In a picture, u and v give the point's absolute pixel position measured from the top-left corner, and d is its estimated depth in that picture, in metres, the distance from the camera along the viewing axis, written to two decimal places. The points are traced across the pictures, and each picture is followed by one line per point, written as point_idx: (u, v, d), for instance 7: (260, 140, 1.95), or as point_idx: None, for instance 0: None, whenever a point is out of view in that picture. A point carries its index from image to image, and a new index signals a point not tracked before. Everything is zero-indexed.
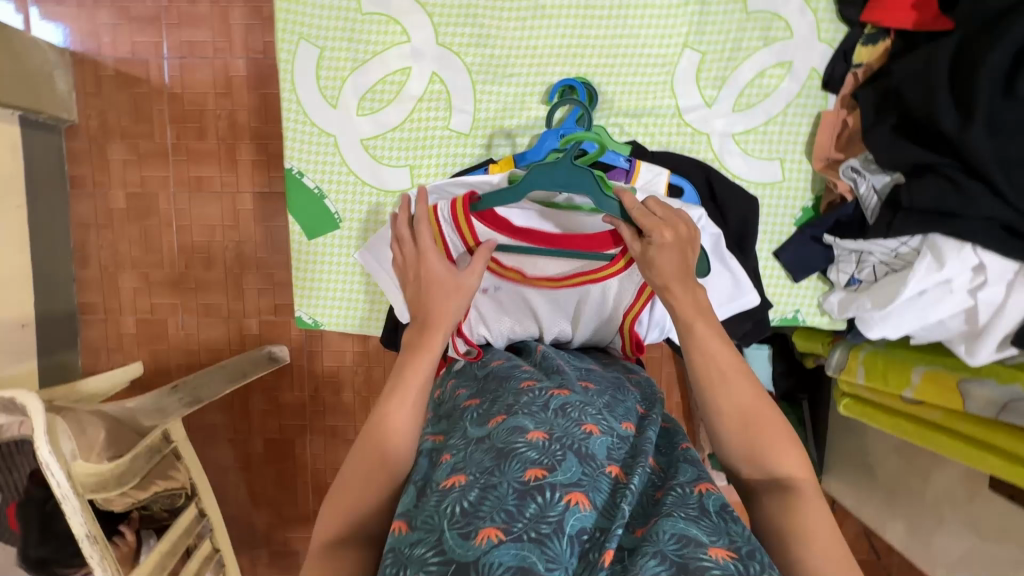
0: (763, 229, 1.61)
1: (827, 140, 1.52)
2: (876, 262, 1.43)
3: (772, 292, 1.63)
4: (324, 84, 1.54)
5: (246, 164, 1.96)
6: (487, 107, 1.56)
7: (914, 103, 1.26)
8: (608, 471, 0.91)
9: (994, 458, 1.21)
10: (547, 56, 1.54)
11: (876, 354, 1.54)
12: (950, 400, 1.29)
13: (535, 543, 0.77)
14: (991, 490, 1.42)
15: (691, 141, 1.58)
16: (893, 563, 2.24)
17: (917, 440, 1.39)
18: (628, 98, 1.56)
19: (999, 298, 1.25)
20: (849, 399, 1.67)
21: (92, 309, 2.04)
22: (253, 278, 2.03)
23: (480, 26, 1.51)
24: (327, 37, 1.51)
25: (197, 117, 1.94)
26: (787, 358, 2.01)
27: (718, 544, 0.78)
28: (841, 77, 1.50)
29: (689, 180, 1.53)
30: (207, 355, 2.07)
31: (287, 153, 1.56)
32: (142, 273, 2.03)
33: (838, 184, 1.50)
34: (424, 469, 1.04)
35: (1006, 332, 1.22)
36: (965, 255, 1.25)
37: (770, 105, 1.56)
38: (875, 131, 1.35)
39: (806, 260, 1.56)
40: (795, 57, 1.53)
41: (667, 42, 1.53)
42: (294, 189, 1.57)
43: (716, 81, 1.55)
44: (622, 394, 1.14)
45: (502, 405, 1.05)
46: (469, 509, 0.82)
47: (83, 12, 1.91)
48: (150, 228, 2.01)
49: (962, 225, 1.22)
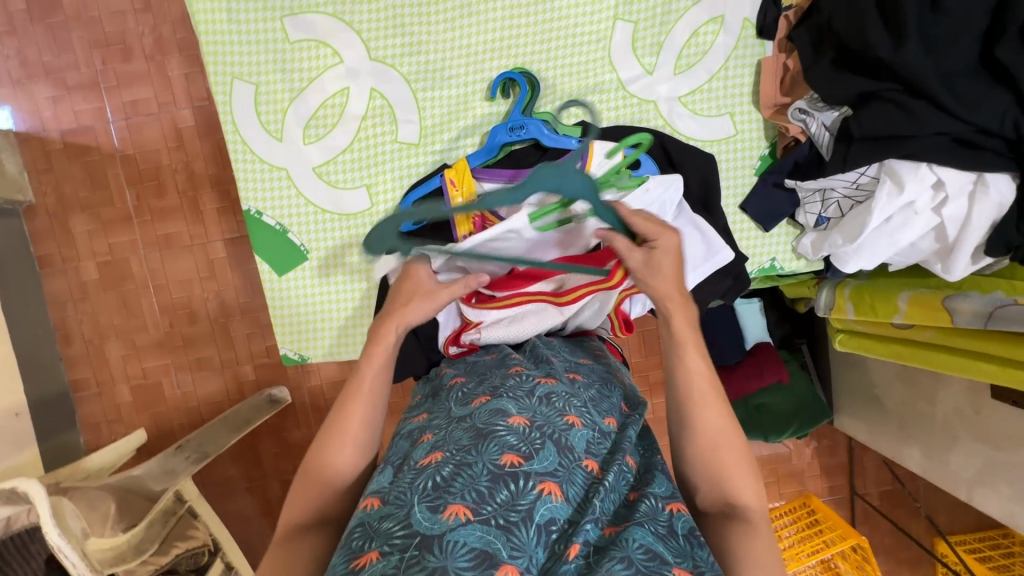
0: (725, 185, 1.52)
1: (770, 88, 1.43)
2: (840, 198, 1.36)
3: (745, 246, 1.54)
4: (266, 118, 1.45)
5: (209, 212, 2.12)
6: (433, 113, 1.47)
7: (845, 35, 1.20)
8: (587, 464, 0.92)
9: (989, 364, 1.21)
10: (480, 53, 1.43)
11: (861, 287, 1.50)
12: (938, 319, 1.26)
13: (502, 529, 0.78)
14: (995, 399, 1.40)
15: (639, 110, 1.48)
16: (920, 489, 2.21)
17: (914, 362, 1.37)
18: (568, 79, 1.46)
19: (964, 211, 1.20)
20: (843, 334, 1.63)
21: (83, 385, 2.18)
22: (240, 323, 2.16)
23: (408, 34, 1.41)
24: (260, 71, 1.42)
25: (156, 174, 2.10)
26: (778, 308, 1.94)
27: (681, 565, 0.83)
28: (774, 22, 1.41)
29: (643, 148, 1.46)
30: (207, 409, 2.19)
31: (241, 194, 1.48)
32: (128, 339, 2.17)
33: (788, 128, 1.40)
34: (402, 441, 1.05)
35: (976, 243, 1.19)
36: (923, 174, 1.19)
37: (710, 62, 1.46)
38: (815, 68, 1.27)
39: (772, 208, 1.47)
40: (726, 10, 1.43)
41: (597, 17, 1.42)
42: (257, 228, 1.50)
43: (653, 47, 1.45)
44: (609, 389, 1.14)
45: (487, 389, 1.05)
46: (443, 485, 0.82)
47: (20, 91, 2.05)
48: (127, 293, 2.15)
49: (916, 145, 1.17)
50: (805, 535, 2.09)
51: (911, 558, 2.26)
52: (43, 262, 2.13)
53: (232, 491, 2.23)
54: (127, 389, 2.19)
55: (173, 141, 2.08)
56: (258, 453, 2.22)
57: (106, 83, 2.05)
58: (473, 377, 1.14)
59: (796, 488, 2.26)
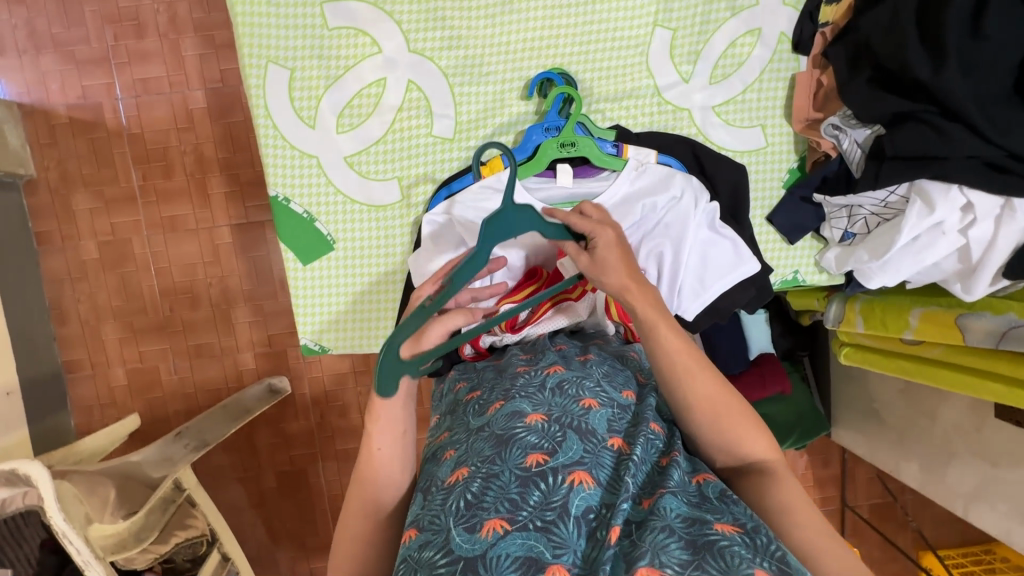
0: (752, 196, 1.51)
1: (804, 102, 1.42)
2: (867, 215, 1.38)
3: (769, 256, 1.54)
4: (299, 104, 1.37)
5: (216, 197, 2.08)
6: (469, 110, 1.42)
7: (884, 56, 1.21)
8: (608, 443, 0.97)
9: (996, 384, 1.24)
10: (521, 50, 1.38)
11: (873, 301, 1.52)
12: (951, 336, 1.30)
13: (542, 532, 0.83)
14: (997, 418, 1.44)
15: (674, 118, 1.46)
16: (909, 503, 2.26)
17: (920, 377, 1.41)
18: (605, 83, 1.43)
19: (989, 234, 1.24)
20: (849, 348, 1.66)
21: (77, 367, 2.12)
22: (242, 311, 2.13)
23: (449, 28, 1.35)
24: (295, 56, 1.33)
25: (163, 155, 2.06)
26: (784, 319, 1.98)
27: (724, 520, 0.86)
28: (810, 38, 1.40)
29: (674, 155, 1.46)
30: (205, 396, 2.16)
31: (269, 180, 1.41)
32: (126, 322, 2.12)
33: (820, 143, 1.41)
34: (429, 459, 1.08)
35: (1001, 265, 1.22)
36: (953, 197, 1.23)
37: (746, 74, 1.44)
38: (850, 85, 1.29)
39: (797, 221, 1.48)
40: (763, 23, 1.40)
41: (638, 21, 1.38)
42: (283, 217, 1.44)
43: (691, 55, 1.42)
44: (621, 363, 1.17)
45: (498, 389, 1.08)
46: (475, 502, 0.87)
47: (25, 62, 1.99)
48: (127, 275, 2.10)
49: (948, 167, 1.19)
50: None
51: (897, 570, 2.32)
52: (41, 239, 2.07)
53: (226, 482, 2.21)
54: (122, 373, 2.14)
55: (183, 123, 2.04)
56: (254, 443, 2.20)
57: (116, 59, 2.00)
58: (484, 379, 1.17)
59: None
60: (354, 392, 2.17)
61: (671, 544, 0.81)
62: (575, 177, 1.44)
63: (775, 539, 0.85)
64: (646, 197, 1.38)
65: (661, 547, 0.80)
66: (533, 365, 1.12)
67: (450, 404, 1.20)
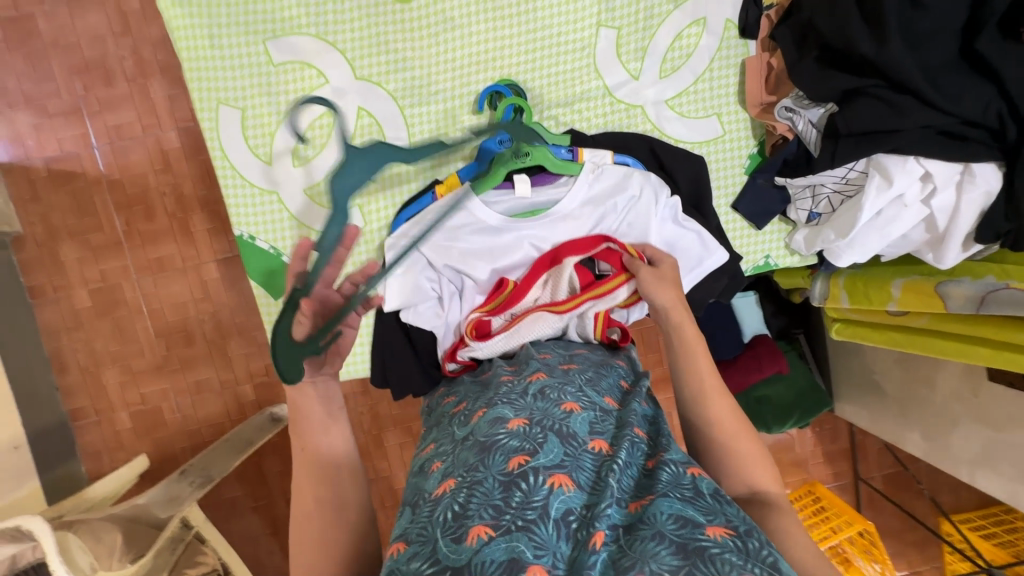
0: (717, 185, 1.60)
1: (757, 86, 1.53)
2: (830, 193, 1.43)
3: (739, 244, 1.62)
4: (253, 142, 1.48)
5: (200, 233, 2.14)
6: (422, 128, 1.54)
7: (829, 34, 1.27)
8: (592, 446, 0.96)
9: (984, 348, 1.25)
10: (466, 66, 1.51)
11: (854, 276, 1.54)
12: (932, 305, 1.31)
13: (522, 530, 0.79)
14: (992, 381, 1.43)
15: (627, 115, 1.58)
16: (919, 470, 2.26)
17: (910, 347, 1.42)
18: (555, 88, 1.55)
19: (952, 201, 1.27)
20: (838, 323, 1.65)
21: (84, 414, 2.16)
22: (238, 343, 2.19)
23: (393, 52, 1.49)
24: (245, 97, 1.46)
25: (143, 198, 2.11)
26: (775, 299, 1.97)
27: (712, 522, 0.83)
28: (756, 21, 1.53)
29: (634, 154, 1.54)
30: (209, 430, 2.21)
31: (234, 221, 1.50)
32: (125, 365, 2.17)
33: (776, 126, 1.48)
34: (412, 490, 1.03)
35: (967, 231, 1.26)
36: (910, 168, 1.27)
37: (695, 63, 1.57)
38: (800, 66, 1.35)
39: (765, 206, 1.56)
40: (707, 13, 1.54)
41: (580, 25, 1.51)
42: (248, 254, 1.52)
43: (637, 52, 1.55)
44: (605, 369, 1.20)
45: (482, 401, 1.10)
46: (460, 511, 0.85)
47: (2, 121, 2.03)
48: (122, 319, 2.15)
49: (901, 139, 1.24)
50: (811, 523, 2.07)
51: (915, 539, 2.31)
52: (33, 293, 2.11)
53: (241, 513, 2.24)
54: (128, 416, 2.18)
55: (161, 164, 2.10)
56: (263, 471, 2.24)
57: (88, 108, 2.04)
58: (470, 393, 1.18)
59: (800, 476, 2.28)
60: (357, 412, 2.22)
61: (662, 551, 0.78)
62: (533, 185, 1.49)
63: (771, 545, 0.82)
64: (605, 201, 1.44)
65: (652, 555, 0.77)
66: (518, 376, 1.14)
67: (440, 422, 1.19)
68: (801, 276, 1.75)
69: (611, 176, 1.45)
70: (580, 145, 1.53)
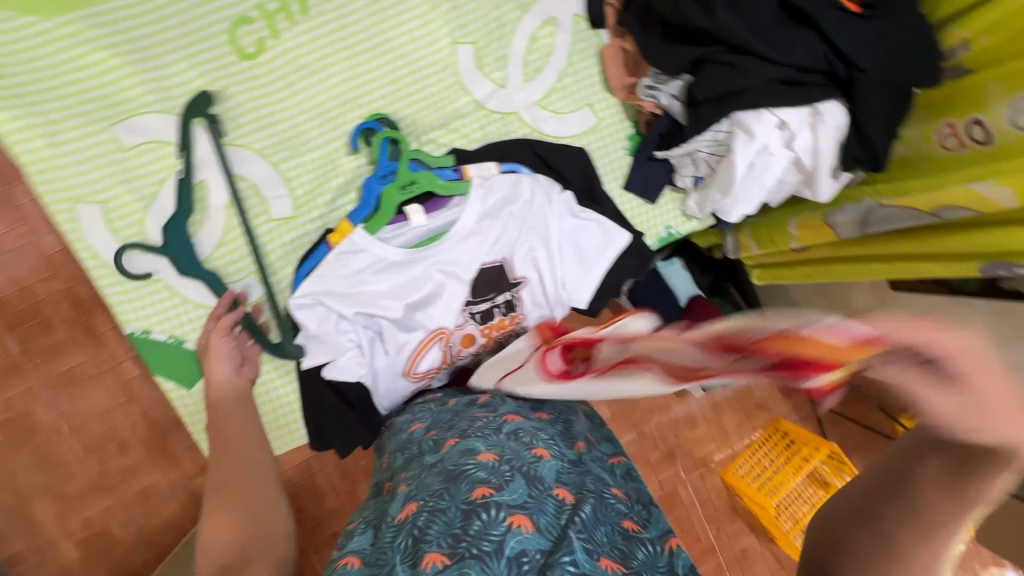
0: (605, 169, 1.84)
1: (618, 71, 1.77)
2: (706, 156, 1.67)
3: (638, 219, 1.88)
4: (123, 233, 1.54)
5: (108, 333, 2.08)
6: (300, 182, 1.65)
7: (668, 14, 1.49)
8: (557, 496, 1.10)
9: (875, 264, 1.52)
10: (335, 108, 1.63)
11: (757, 225, 1.89)
12: (826, 234, 1.62)
13: (475, 558, 0.91)
14: (897, 289, 1.72)
15: (503, 123, 1.77)
16: None
17: (819, 276, 1.72)
18: (425, 113, 1.71)
19: (810, 142, 1.50)
20: (757, 270, 2.01)
21: (21, 556, 2.09)
22: (178, 437, 2.17)
23: (256, 110, 1.57)
24: (103, 190, 1.50)
25: (35, 312, 2.01)
26: (699, 261, 2.31)
27: (627, 572, 0.99)
28: (601, 13, 1.76)
29: (521, 159, 1.75)
30: (167, 535, 2.20)
31: (124, 320, 1.58)
32: (60, 492, 2.10)
33: (643, 104, 1.72)
34: (372, 524, 1.19)
35: (832, 163, 1.51)
36: (765, 119, 1.47)
37: (556, 60, 1.77)
38: (651, 42, 1.57)
39: (653, 178, 1.81)
40: (556, 12, 1.74)
41: (435, 46, 1.66)
42: (148, 348, 1.62)
43: (498, 62, 1.73)
44: (568, 425, 1.41)
45: (459, 432, 1.30)
46: (418, 534, 1.00)
47: None
48: (41, 447, 2.07)
49: (750, 96, 1.42)
50: (784, 457, 2.33)
51: None
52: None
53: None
54: (72, 544, 2.13)
55: (48, 269, 2.00)
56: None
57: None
58: (430, 440, 1.34)
59: (764, 416, 2.48)
60: (330, 475, 2.17)
61: None
62: (429, 211, 1.68)
63: None
64: (500, 211, 1.68)
65: None
66: (498, 425, 1.29)
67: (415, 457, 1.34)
68: (711, 236, 2.16)
69: (506, 188, 1.69)
70: (465, 162, 1.72)
